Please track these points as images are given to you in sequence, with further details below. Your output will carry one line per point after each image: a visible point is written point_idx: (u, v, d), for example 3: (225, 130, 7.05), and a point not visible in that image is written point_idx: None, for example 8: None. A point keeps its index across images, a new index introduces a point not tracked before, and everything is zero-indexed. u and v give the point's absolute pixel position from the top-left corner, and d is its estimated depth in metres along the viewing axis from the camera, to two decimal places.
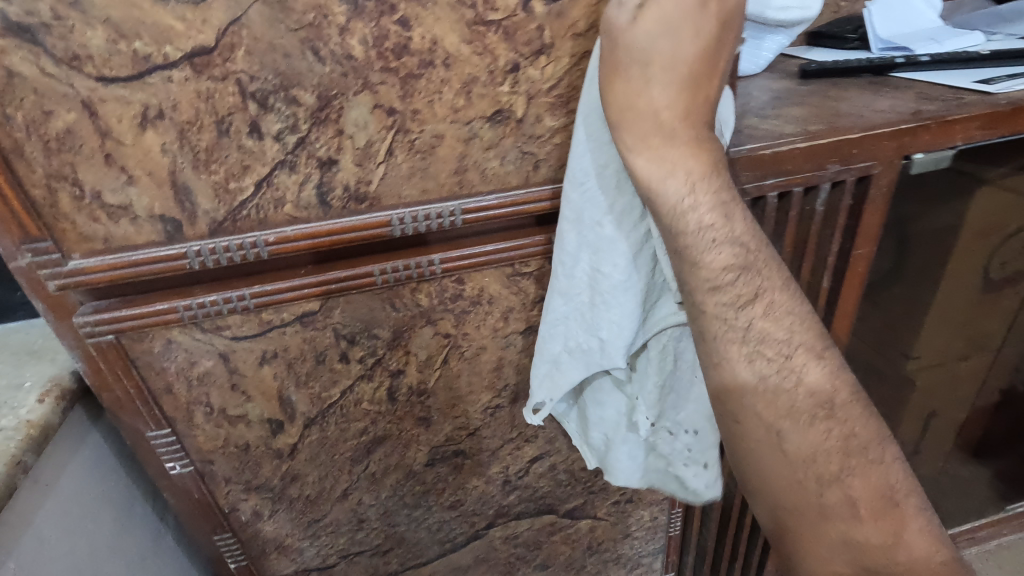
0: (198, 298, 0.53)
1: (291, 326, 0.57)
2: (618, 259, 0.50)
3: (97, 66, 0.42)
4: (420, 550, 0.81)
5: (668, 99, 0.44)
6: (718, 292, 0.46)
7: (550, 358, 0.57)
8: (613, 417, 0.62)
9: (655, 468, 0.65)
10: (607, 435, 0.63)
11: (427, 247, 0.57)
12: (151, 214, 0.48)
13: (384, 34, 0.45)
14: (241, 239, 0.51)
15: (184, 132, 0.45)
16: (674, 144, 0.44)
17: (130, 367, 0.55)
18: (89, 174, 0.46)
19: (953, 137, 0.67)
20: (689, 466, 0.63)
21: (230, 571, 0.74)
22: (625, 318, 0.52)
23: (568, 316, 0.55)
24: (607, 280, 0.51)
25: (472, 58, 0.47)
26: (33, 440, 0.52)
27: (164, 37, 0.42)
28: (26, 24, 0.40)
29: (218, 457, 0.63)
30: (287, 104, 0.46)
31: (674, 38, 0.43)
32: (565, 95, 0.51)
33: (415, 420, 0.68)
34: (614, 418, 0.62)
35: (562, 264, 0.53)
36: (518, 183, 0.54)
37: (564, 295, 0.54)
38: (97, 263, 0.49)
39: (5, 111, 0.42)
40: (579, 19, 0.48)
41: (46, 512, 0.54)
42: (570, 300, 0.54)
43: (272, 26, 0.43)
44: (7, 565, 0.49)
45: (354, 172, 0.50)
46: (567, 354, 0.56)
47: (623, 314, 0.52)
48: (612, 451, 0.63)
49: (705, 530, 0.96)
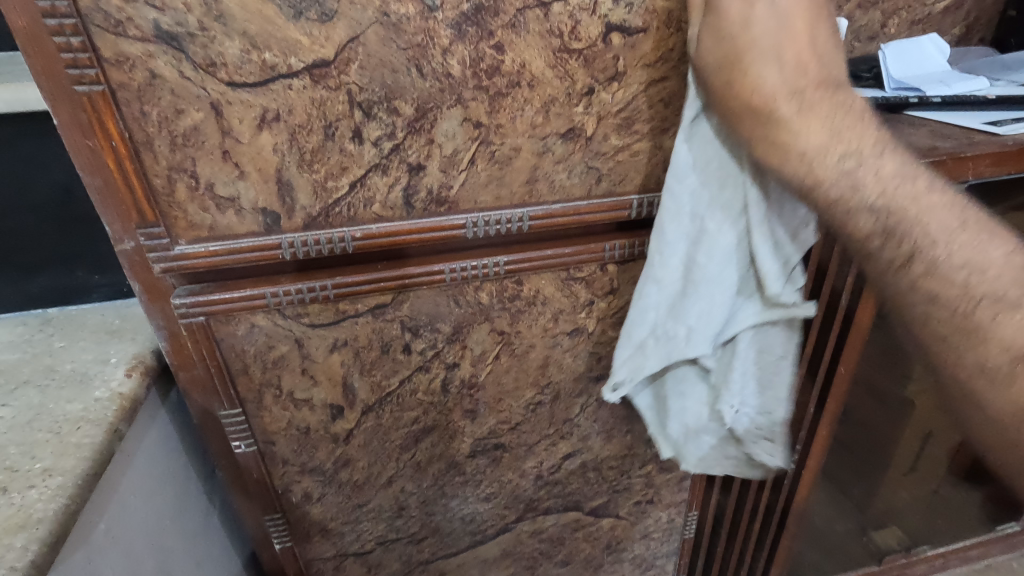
0: (284, 286, 0.58)
1: (363, 317, 0.62)
2: (718, 247, 0.55)
3: (229, 72, 0.47)
4: (452, 541, 0.84)
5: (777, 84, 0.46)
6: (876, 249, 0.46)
7: (634, 343, 0.61)
8: (693, 405, 0.66)
9: (722, 449, 0.70)
10: (686, 423, 0.67)
11: (494, 249, 0.62)
12: (254, 207, 0.53)
13: (480, 56, 0.51)
14: (331, 234, 0.55)
15: (295, 134, 0.50)
16: (829, 159, 0.46)
17: (215, 347, 0.60)
18: (206, 168, 0.50)
19: (965, 172, 0.73)
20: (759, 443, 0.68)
21: (274, 552, 0.78)
22: (714, 306, 0.58)
23: (660, 304, 0.59)
24: (701, 271, 0.56)
25: (554, 81, 0.53)
26: (126, 411, 0.56)
27: (292, 50, 0.47)
28: (175, 33, 0.45)
29: (280, 437, 0.67)
30: (388, 113, 0.51)
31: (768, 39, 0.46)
32: (630, 118, 0.57)
33: (463, 412, 0.72)
34: (694, 405, 0.66)
35: (658, 253, 0.57)
36: (581, 194, 0.60)
37: (658, 284, 0.58)
38: (201, 249, 0.54)
39: (144, 108, 0.47)
40: (649, 52, 0.54)
41: (129, 480, 0.58)
42: (662, 289, 0.58)
43: (385, 44, 0.49)
44: (100, 525, 0.52)
45: (438, 177, 0.55)
46: (652, 338, 0.61)
47: (713, 303, 0.57)
48: (691, 438, 0.68)
49: (718, 536, 1.00)
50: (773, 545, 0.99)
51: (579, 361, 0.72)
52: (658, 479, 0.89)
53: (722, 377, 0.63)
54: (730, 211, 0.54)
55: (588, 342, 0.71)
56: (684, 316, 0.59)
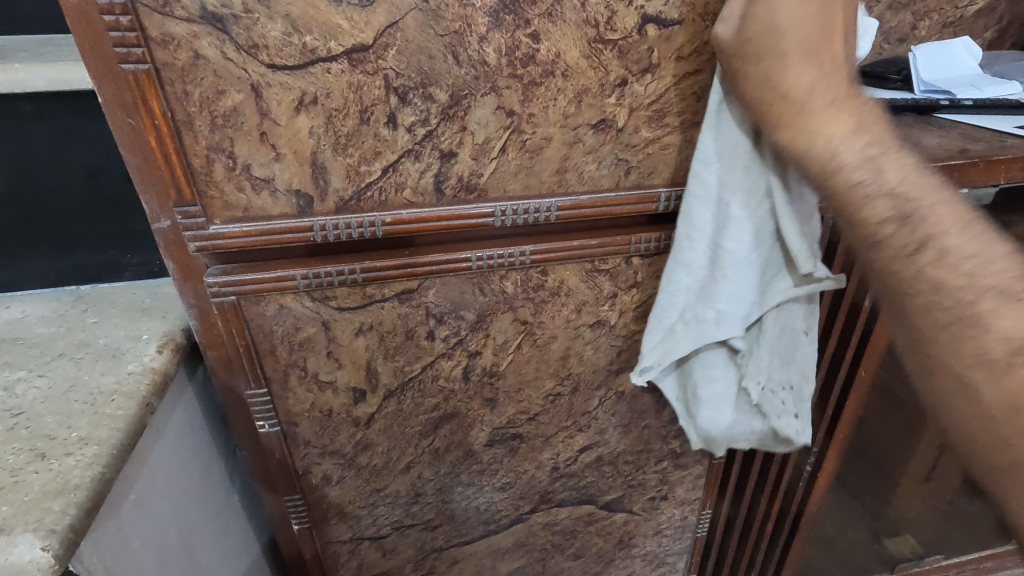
0: (314, 268, 0.58)
1: (390, 302, 0.63)
2: (744, 229, 0.55)
3: (270, 54, 0.48)
4: (466, 529, 0.85)
5: (806, 83, 0.44)
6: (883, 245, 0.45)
7: (665, 327, 0.62)
8: (721, 389, 0.67)
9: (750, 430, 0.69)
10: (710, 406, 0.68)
11: (520, 239, 0.62)
12: (289, 188, 0.54)
13: (516, 45, 0.51)
14: (362, 218, 0.56)
15: (331, 118, 0.51)
16: (853, 144, 0.44)
17: (244, 327, 0.61)
18: (244, 149, 0.51)
19: (997, 175, 0.72)
20: (783, 419, 0.66)
21: (292, 533, 0.78)
22: (742, 290, 0.58)
23: (690, 288, 0.59)
24: (729, 254, 0.56)
25: (588, 71, 0.54)
26: (157, 385, 0.57)
27: (332, 34, 0.48)
28: (220, 15, 0.46)
29: (303, 419, 0.68)
30: (423, 99, 0.52)
31: (798, 31, 0.44)
32: (661, 110, 0.57)
33: (482, 401, 0.72)
34: (723, 389, 0.67)
35: (687, 238, 0.57)
36: (609, 186, 0.60)
37: (687, 267, 0.58)
38: (235, 229, 0.54)
39: (186, 88, 0.48)
40: (684, 44, 0.54)
41: (158, 453, 0.59)
42: (692, 273, 0.58)
43: (423, 30, 0.49)
44: (130, 496, 0.53)
45: (469, 164, 0.56)
46: (681, 322, 0.62)
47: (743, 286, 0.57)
48: (715, 422, 0.68)
49: (731, 536, 1.00)
50: (787, 546, 0.99)
51: (599, 353, 0.72)
52: (672, 476, 0.89)
53: (749, 359, 0.65)
54: (755, 197, 0.54)
55: (609, 335, 0.71)
56: (713, 301, 0.59)
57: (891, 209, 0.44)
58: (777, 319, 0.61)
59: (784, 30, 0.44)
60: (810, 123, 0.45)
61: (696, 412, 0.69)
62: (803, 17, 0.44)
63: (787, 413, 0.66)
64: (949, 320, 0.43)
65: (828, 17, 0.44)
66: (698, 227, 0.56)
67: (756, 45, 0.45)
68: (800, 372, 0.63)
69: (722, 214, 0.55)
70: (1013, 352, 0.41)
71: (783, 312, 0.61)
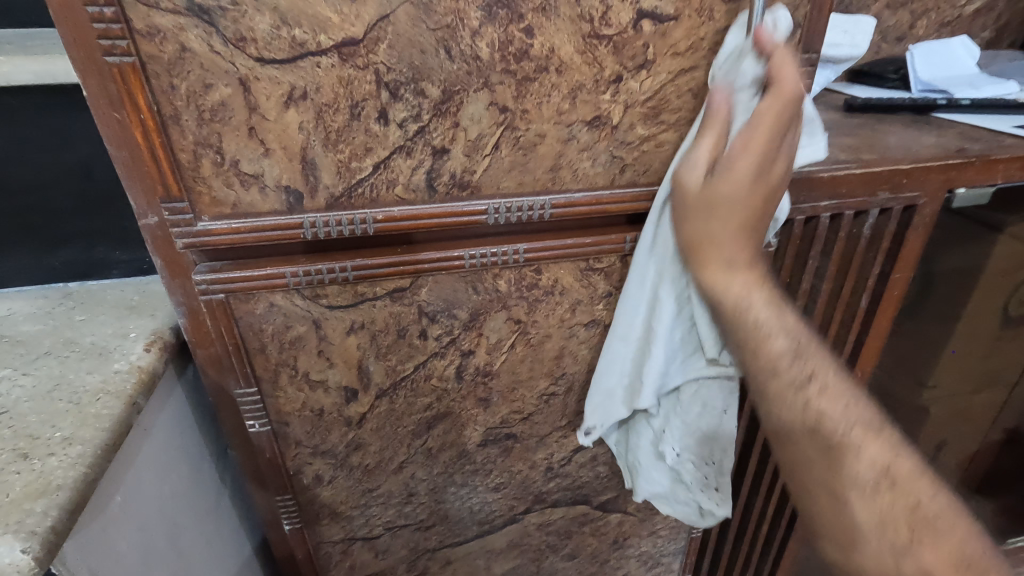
0: (304, 266, 0.58)
1: (382, 300, 0.62)
2: (668, 316, 0.59)
3: (258, 48, 0.47)
4: (460, 529, 0.84)
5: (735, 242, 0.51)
6: (778, 377, 0.51)
7: (604, 389, 0.68)
8: (646, 449, 0.70)
9: (670, 497, 0.73)
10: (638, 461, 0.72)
11: (513, 237, 0.62)
12: (278, 184, 0.53)
13: (509, 40, 0.50)
14: (353, 215, 0.55)
15: (321, 113, 0.50)
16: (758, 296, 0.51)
17: (234, 325, 0.60)
18: (232, 144, 0.51)
19: (994, 175, 0.72)
20: (706, 490, 0.70)
21: (283, 533, 0.78)
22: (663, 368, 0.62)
23: (625, 357, 0.65)
24: (655, 334, 0.61)
25: (582, 67, 0.53)
26: (145, 384, 0.56)
27: (322, 27, 0.47)
28: (207, 7, 0.45)
29: (294, 418, 0.68)
30: (415, 95, 0.51)
31: (733, 211, 0.50)
32: (657, 107, 0.56)
33: (476, 400, 0.72)
34: (647, 448, 0.70)
35: (626, 310, 0.63)
36: (604, 183, 0.59)
37: (623, 338, 0.64)
38: (224, 226, 0.54)
39: (172, 82, 0.47)
40: (680, 40, 0.54)
41: (146, 453, 0.58)
42: (627, 343, 0.64)
43: (415, 24, 0.48)
44: (116, 497, 0.53)
45: (462, 161, 0.55)
46: (618, 388, 0.67)
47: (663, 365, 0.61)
48: (639, 477, 0.72)
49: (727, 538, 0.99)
50: (783, 547, 0.98)
51: (594, 353, 0.72)
52: None
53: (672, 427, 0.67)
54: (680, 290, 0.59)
55: (604, 334, 0.70)
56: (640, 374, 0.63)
57: (789, 346, 0.51)
58: (701, 399, 0.65)
59: (728, 196, 0.50)
60: (728, 270, 0.51)
61: (629, 461, 0.74)
62: (737, 203, 0.50)
63: (711, 485, 0.70)
64: (828, 445, 0.49)
65: (755, 201, 0.51)
66: (635, 305, 0.62)
67: (706, 201, 0.51)
68: (721, 449, 0.67)
69: (654, 298, 0.60)
70: (880, 475, 0.48)
71: (707, 395, 0.65)
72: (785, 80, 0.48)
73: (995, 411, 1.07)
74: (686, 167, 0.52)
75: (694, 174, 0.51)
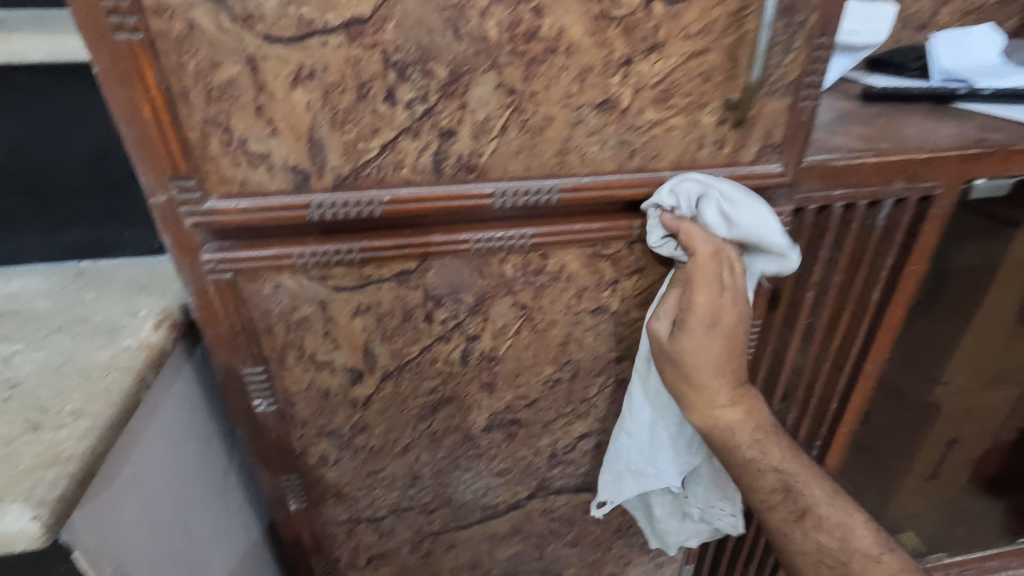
0: (311, 247, 0.58)
1: (388, 283, 0.62)
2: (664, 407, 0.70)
3: (266, 26, 0.47)
4: (464, 513, 0.85)
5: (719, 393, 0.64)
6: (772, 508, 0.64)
7: (614, 472, 0.74)
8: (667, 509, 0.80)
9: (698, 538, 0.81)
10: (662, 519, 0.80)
11: (520, 222, 0.61)
12: (285, 164, 0.53)
13: (518, 20, 0.50)
14: (360, 196, 0.56)
15: (328, 93, 0.50)
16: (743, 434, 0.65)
17: (241, 305, 0.60)
18: (240, 123, 0.51)
19: (1014, 166, 0.71)
20: (725, 519, 0.77)
21: (288, 512, 0.79)
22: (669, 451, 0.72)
23: (633, 448, 0.72)
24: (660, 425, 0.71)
25: (592, 49, 0.52)
26: (153, 360, 0.57)
27: (329, 6, 0.47)
28: None
29: (301, 398, 0.68)
30: (422, 75, 0.51)
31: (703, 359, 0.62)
32: (667, 90, 0.55)
33: (480, 385, 0.72)
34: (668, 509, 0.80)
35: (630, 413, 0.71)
36: (613, 168, 0.59)
37: (629, 434, 0.71)
38: (232, 205, 0.54)
39: (181, 60, 0.48)
40: (691, 22, 0.53)
41: (153, 430, 0.59)
42: (633, 438, 0.71)
43: (423, 4, 0.48)
44: (124, 472, 0.53)
45: (469, 144, 0.55)
46: (628, 472, 0.73)
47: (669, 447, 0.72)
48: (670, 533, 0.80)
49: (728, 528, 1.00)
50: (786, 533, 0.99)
51: (599, 340, 0.71)
52: None
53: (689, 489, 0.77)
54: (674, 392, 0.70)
55: (610, 322, 0.70)
56: (653, 460, 0.72)
57: (779, 480, 0.64)
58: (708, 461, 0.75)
59: (689, 348, 0.61)
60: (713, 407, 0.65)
61: (659, 526, 0.81)
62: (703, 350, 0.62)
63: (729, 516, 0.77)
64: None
65: (716, 343, 0.61)
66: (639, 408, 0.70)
67: (675, 350, 0.62)
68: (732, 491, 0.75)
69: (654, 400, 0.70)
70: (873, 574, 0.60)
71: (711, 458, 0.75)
72: (697, 243, 0.59)
73: (1007, 409, 1.05)
74: (655, 319, 0.63)
75: (665, 328, 0.62)
